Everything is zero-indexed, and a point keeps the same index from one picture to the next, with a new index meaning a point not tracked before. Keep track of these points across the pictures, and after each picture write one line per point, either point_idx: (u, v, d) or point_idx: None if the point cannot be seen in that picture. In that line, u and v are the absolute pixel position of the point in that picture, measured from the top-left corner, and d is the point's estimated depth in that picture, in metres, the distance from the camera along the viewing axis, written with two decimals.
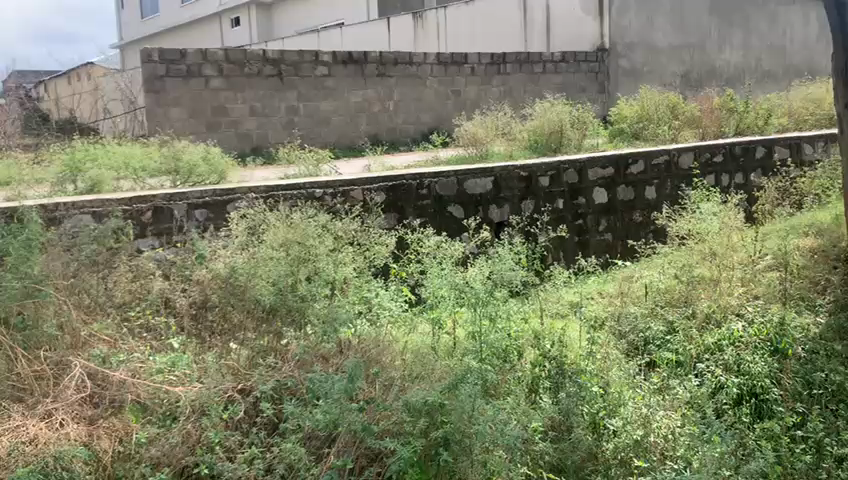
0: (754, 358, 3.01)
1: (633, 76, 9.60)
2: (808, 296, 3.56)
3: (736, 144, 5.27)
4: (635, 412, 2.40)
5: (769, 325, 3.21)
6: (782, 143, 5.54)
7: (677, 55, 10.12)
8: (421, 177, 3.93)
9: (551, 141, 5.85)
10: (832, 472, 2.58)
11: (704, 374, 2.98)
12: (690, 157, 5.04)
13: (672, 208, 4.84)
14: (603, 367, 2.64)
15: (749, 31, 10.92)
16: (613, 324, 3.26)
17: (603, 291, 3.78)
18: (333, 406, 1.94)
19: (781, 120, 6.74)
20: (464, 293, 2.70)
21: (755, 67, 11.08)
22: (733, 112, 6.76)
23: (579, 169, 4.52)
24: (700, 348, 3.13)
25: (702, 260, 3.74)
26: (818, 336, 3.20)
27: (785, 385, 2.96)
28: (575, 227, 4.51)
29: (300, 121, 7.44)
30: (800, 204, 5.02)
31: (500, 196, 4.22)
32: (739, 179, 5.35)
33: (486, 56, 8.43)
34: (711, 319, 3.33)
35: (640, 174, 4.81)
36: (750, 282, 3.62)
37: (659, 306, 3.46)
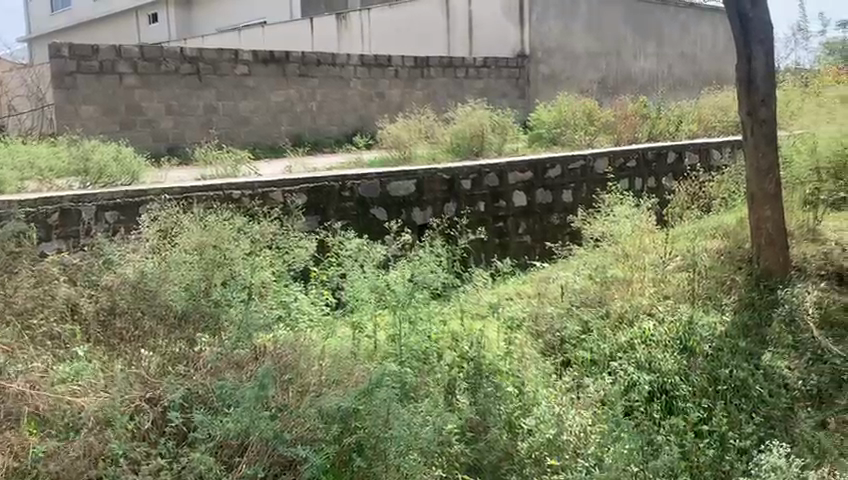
0: (664, 356, 3.12)
1: (552, 82, 9.81)
2: (715, 295, 3.73)
3: (649, 149, 5.46)
4: (549, 411, 2.46)
5: (678, 324, 3.34)
6: (692, 148, 5.79)
7: (594, 62, 10.39)
8: (344, 179, 3.90)
9: (473, 144, 5.91)
10: (734, 464, 2.72)
11: (616, 373, 3.05)
12: (604, 162, 5.18)
13: (587, 211, 4.97)
14: (519, 367, 2.68)
15: (662, 39, 11.35)
16: (531, 324, 3.32)
17: (521, 291, 3.83)
18: (245, 413, 1.94)
19: (692, 127, 7.03)
20: (385, 297, 2.73)
21: (668, 73, 11.52)
22: (647, 118, 7.01)
23: (499, 172, 4.59)
24: (616, 346, 3.20)
25: (615, 262, 3.88)
26: (724, 335, 3.38)
27: (693, 382, 3.08)
28: (495, 230, 4.57)
29: (218, 120, 7.26)
30: (707, 207, 5.25)
31: (422, 199, 4.24)
32: (652, 183, 5.53)
33: (409, 60, 8.45)
34: (625, 319, 3.43)
35: (557, 178, 4.92)
36: (662, 282, 3.77)
37: (576, 306, 3.52)
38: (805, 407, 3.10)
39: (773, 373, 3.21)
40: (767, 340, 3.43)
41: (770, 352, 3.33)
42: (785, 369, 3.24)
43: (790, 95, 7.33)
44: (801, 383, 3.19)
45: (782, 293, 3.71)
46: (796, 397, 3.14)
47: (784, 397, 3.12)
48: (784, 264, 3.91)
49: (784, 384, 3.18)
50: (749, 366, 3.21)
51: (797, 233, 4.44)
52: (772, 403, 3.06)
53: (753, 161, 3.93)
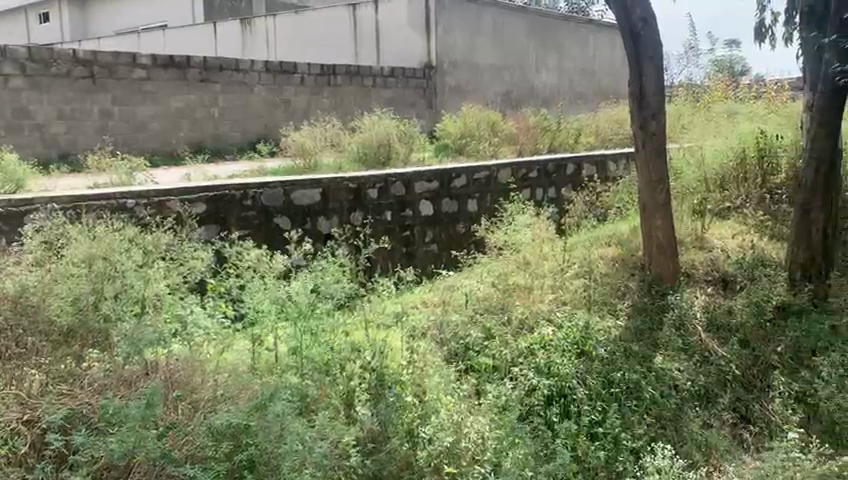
0: (562, 361, 3.20)
1: (457, 93, 9.95)
2: (610, 301, 3.89)
3: (549, 161, 5.62)
4: (447, 418, 2.49)
5: (576, 328, 3.45)
6: (589, 161, 6.01)
7: (498, 74, 10.62)
8: (245, 187, 3.83)
9: (379, 153, 5.93)
10: (627, 465, 2.85)
11: (517, 378, 3.12)
12: (507, 172, 5.31)
13: (491, 221, 5.07)
14: (421, 375, 2.71)
15: (562, 54, 11.71)
16: (435, 332, 3.35)
17: (426, 299, 3.86)
18: (129, 434, 1.86)
19: (590, 139, 7.29)
20: (286, 308, 2.69)
21: (568, 88, 11.91)
22: (547, 130, 7.22)
23: (405, 182, 4.62)
24: (516, 352, 3.27)
25: (517, 270, 3.99)
26: (618, 338, 3.53)
27: (589, 384, 3.17)
28: (402, 238, 4.59)
29: (114, 126, 6.97)
30: (604, 216, 5.46)
31: (328, 208, 4.21)
32: (552, 193, 5.70)
33: (316, 67, 8.38)
34: (526, 324, 3.52)
35: (462, 188, 5.00)
36: (561, 289, 3.88)
37: (479, 313, 3.58)
38: (692, 406, 3.28)
39: (664, 375, 3.36)
40: (658, 343, 3.60)
41: (661, 356, 3.48)
42: (676, 370, 3.40)
43: (680, 109, 7.71)
44: (689, 383, 3.36)
45: (672, 299, 3.91)
46: (685, 397, 3.30)
47: (674, 398, 3.27)
48: (674, 271, 4.12)
49: (673, 385, 3.33)
50: (642, 369, 3.35)
51: (686, 241, 4.67)
52: (662, 403, 3.20)
53: (646, 173, 4.11)
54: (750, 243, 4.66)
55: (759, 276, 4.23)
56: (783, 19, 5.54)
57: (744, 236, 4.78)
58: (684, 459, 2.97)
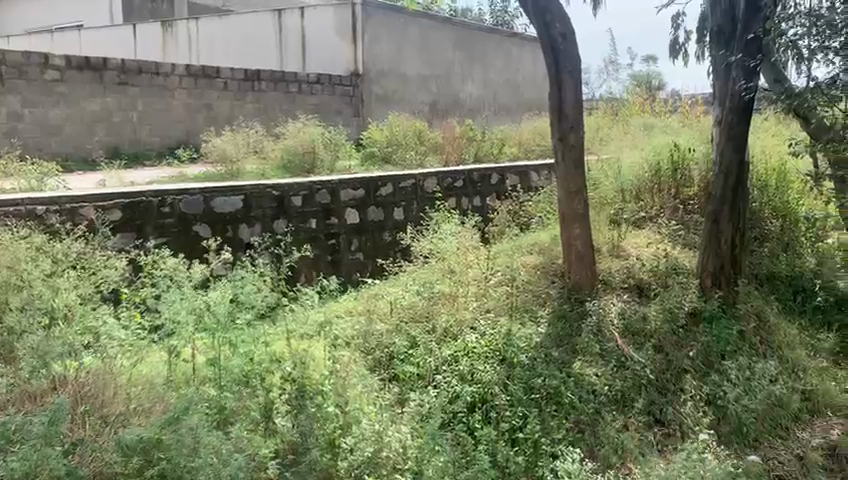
0: (484, 368, 3.27)
1: (384, 102, 9.92)
2: (531, 308, 3.96)
3: (474, 171, 5.69)
4: (368, 428, 2.48)
5: (496, 337, 3.52)
6: (513, 171, 6.12)
7: (425, 84, 10.68)
8: (164, 194, 3.73)
9: (304, 160, 5.88)
10: (539, 466, 2.91)
11: (441, 385, 3.15)
12: (434, 181, 5.35)
13: (417, 229, 5.09)
14: (342, 387, 2.65)
15: (487, 66, 11.87)
16: (359, 341, 3.32)
17: (350, 308, 3.84)
18: (31, 452, 1.80)
19: (514, 150, 7.44)
20: (204, 318, 2.60)
21: (493, 99, 12.07)
22: (473, 140, 7.32)
23: (331, 190, 4.59)
24: (441, 360, 3.30)
25: (442, 278, 4.04)
26: (538, 345, 3.60)
27: (511, 390, 3.23)
28: (327, 247, 4.57)
29: (24, 129, 6.65)
30: (527, 226, 5.57)
31: (251, 216, 4.14)
32: (477, 202, 5.78)
33: (239, 71, 8.18)
34: (450, 333, 3.55)
35: (389, 196, 5.00)
36: (484, 296, 3.94)
37: (404, 322, 3.59)
38: (610, 410, 3.36)
39: (583, 380, 3.44)
40: (578, 349, 3.69)
41: (579, 361, 3.58)
42: (593, 375, 3.49)
43: (599, 122, 7.95)
44: (607, 388, 3.45)
45: (591, 306, 4.02)
46: (604, 401, 3.38)
47: (592, 402, 3.35)
48: (592, 278, 4.23)
49: (592, 390, 3.41)
50: (562, 374, 3.42)
51: (604, 249, 4.82)
52: (582, 408, 3.28)
53: (566, 184, 4.22)
54: (664, 251, 4.84)
55: (672, 284, 4.40)
56: (695, 38, 5.79)
57: (658, 245, 4.97)
58: (597, 462, 3.06)
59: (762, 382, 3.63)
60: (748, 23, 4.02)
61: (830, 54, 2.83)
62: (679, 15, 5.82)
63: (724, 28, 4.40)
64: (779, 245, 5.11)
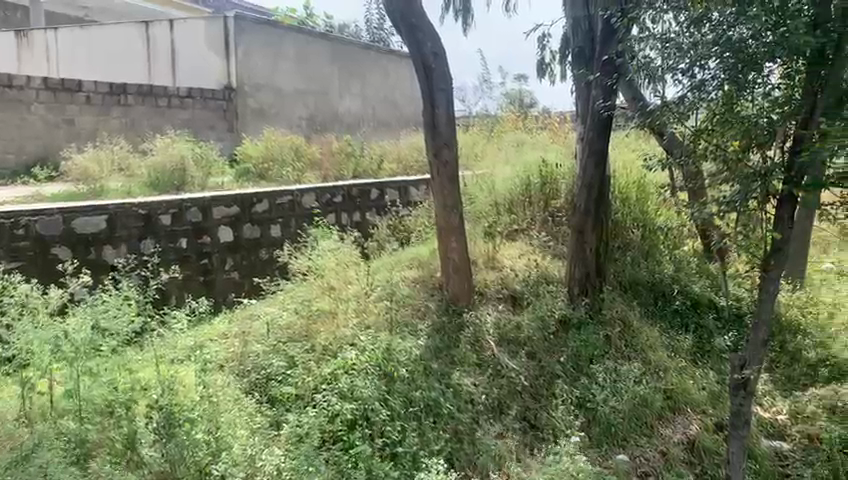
0: (365, 383, 3.20)
1: (260, 118, 9.24)
2: (411, 323, 3.97)
3: (353, 186, 5.66)
4: (240, 454, 2.43)
5: (377, 351, 3.47)
6: (392, 186, 6.12)
7: (302, 99, 10.06)
8: (17, 215, 3.50)
9: (174, 177, 5.67)
10: (406, 469, 2.96)
11: (320, 404, 3.10)
12: (312, 197, 5.27)
13: (294, 247, 5.00)
14: (212, 413, 2.53)
15: (366, 82, 11.40)
16: (235, 363, 3.34)
17: (225, 331, 3.70)
18: None
19: (392, 166, 7.47)
20: (62, 347, 2.49)
21: (371, 115, 11.64)
22: (352, 156, 7.29)
23: (202, 207, 4.43)
24: (319, 379, 3.27)
25: (321, 295, 4.00)
26: (418, 358, 3.60)
27: (390, 405, 3.21)
28: (199, 267, 4.42)
29: None
30: (406, 240, 5.65)
31: (115, 236, 3.94)
32: (357, 218, 5.75)
33: (104, 85, 7.41)
34: (330, 350, 3.51)
35: (265, 213, 4.89)
36: (363, 312, 3.94)
37: (281, 341, 3.55)
38: (486, 418, 3.46)
39: (461, 390, 3.51)
40: (456, 360, 3.75)
41: (457, 371, 3.64)
42: (470, 384, 3.57)
43: (475, 138, 8.13)
44: (484, 397, 3.54)
45: (467, 317, 4.11)
46: (480, 410, 3.48)
47: (470, 411, 3.43)
48: (469, 291, 4.32)
49: (470, 399, 3.50)
50: (441, 385, 3.48)
51: (480, 261, 4.93)
52: (459, 417, 3.35)
53: (443, 197, 4.29)
54: (535, 261, 5.01)
55: (543, 293, 4.57)
56: (560, 58, 6.08)
57: (530, 256, 5.14)
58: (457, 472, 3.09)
59: (627, 384, 3.83)
60: (605, 45, 4.25)
61: (678, 75, 3.05)
62: (545, 36, 6.09)
63: (583, 49, 4.65)
64: (640, 253, 5.42)
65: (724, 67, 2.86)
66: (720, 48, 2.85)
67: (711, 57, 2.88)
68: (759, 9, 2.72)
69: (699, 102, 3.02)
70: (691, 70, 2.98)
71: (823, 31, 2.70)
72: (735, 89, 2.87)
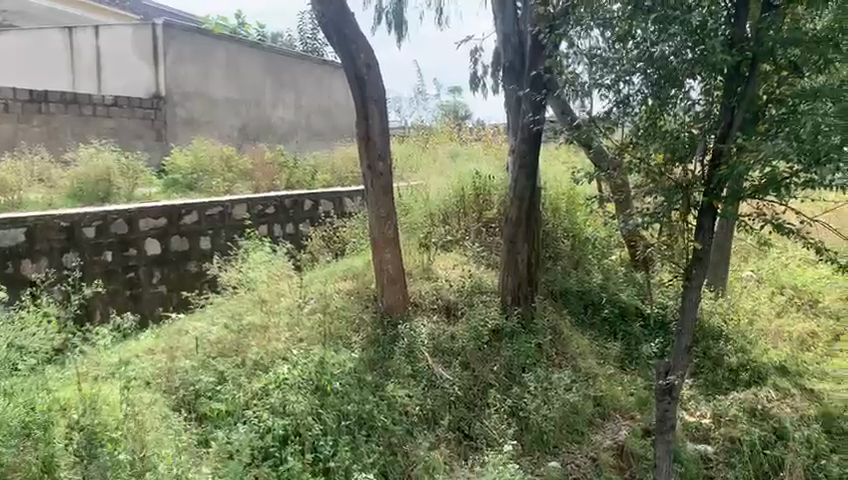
0: (297, 398, 3.19)
1: (190, 127, 9.00)
2: (345, 335, 3.95)
3: (286, 197, 5.59)
4: (166, 474, 2.39)
5: (310, 365, 3.46)
6: (326, 197, 6.06)
7: (233, 108, 9.90)
8: None
9: (98, 188, 5.50)
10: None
11: (251, 420, 3.06)
12: (243, 208, 5.17)
13: (225, 259, 4.90)
14: (142, 441, 2.49)
15: (300, 91, 11.27)
16: (161, 380, 3.22)
17: (151, 346, 3.61)
18: None
19: (326, 177, 7.42)
20: None
21: (305, 124, 11.51)
22: (285, 167, 7.22)
23: (128, 219, 4.30)
24: (250, 395, 3.22)
25: (252, 309, 3.95)
26: (353, 370, 3.57)
27: (323, 419, 3.19)
28: (125, 281, 4.29)
29: None
30: (341, 251, 5.61)
31: (35, 249, 3.81)
32: (290, 229, 5.68)
33: (23, 91, 6.89)
34: (261, 365, 3.48)
35: (194, 225, 4.77)
36: (295, 326, 3.91)
37: (211, 357, 3.48)
38: (421, 429, 3.45)
39: (395, 402, 3.48)
40: (390, 372, 3.74)
41: (392, 383, 3.61)
42: (405, 396, 3.53)
43: (410, 148, 8.15)
44: (418, 407, 3.53)
45: (402, 329, 4.08)
46: (415, 421, 3.47)
47: (405, 422, 3.41)
48: (404, 302, 4.33)
49: (404, 410, 3.47)
50: (375, 397, 3.45)
51: (414, 272, 4.94)
52: (394, 429, 3.32)
53: (378, 208, 4.28)
54: (469, 272, 5.05)
55: (477, 302, 4.62)
56: (491, 72, 6.18)
57: (464, 266, 5.18)
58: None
59: (557, 391, 3.89)
60: (534, 60, 4.33)
61: (604, 90, 3.12)
62: (477, 50, 6.18)
63: (514, 63, 4.71)
64: (570, 263, 5.53)
65: (647, 82, 2.96)
66: (644, 64, 2.91)
67: (635, 73, 2.96)
68: (680, 28, 2.78)
69: (625, 116, 3.11)
70: (617, 85, 3.04)
71: (737, 50, 2.82)
72: (658, 104, 2.99)
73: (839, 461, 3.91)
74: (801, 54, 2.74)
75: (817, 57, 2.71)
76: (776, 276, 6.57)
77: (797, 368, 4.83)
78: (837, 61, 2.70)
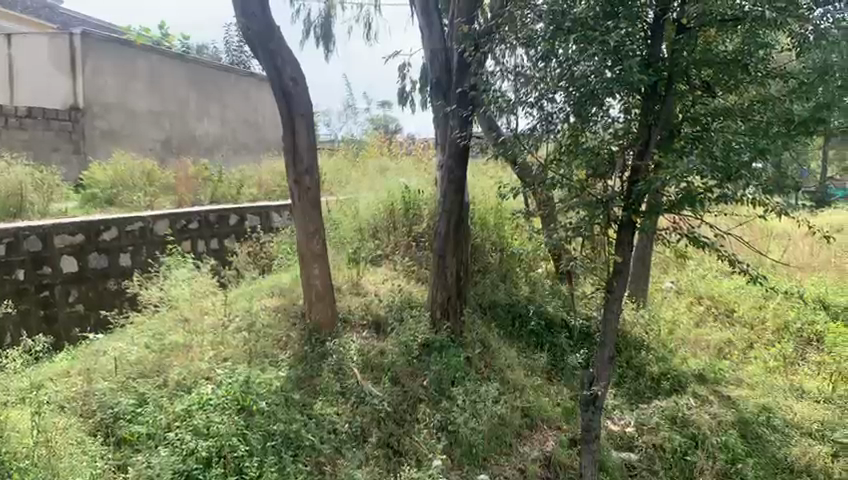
0: (221, 419, 3.10)
1: (110, 139, 8.65)
2: (271, 353, 3.87)
3: (211, 212, 5.46)
4: None
5: (235, 385, 3.37)
6: (253, 211, 5.96)
7: (156, 120, 9.60)
8: None
9: (10, 203, 5.24)
10: None
11: (173, 443, 2.97)
12: (165, 224, 5.03)
13: (147, 276, 4.73)
14: (52, 469, 2.47)
15: (225, 104, 11.07)
16: (76, 404, 3.13)
17: (66, 370, 3.46)
18: None
19: (253, 191, 7.30)
20: None
21: (231, 137, 11.30)
22: (209, 181, 7.06)
23: (42, 236, 4.13)
24: (172, 417, 3.12)
25: (175, 329, 3.85)
26: (279, 389, 3.51)
27: (249, 440, 3.10)
28: (38, 300, 4.11)
29: None
30: (268, 268, 5.52)
31: None
32: (214, 245, 5.55)
33: None
34: (183, 385, 3.37)
35: (113, 241, 4.60)
36: (220, 345, 3.82)
37: (132, 378, 3.36)
38: (350, 447, 3.41)
39: (324, 420, 3.46)
40: (319, 389, 3.69)
41: (320, 401, 3.58)
42: (333, 414, 3.52)
43: (338, 163, 8.11)
44: (347, 425, 3.50)
45: (331, 346, 4.04)
46: (344, 439, 3.43)
47: (333, 441, 3.38)
48: (332, 319, 4.29)
49: (333, 428, 3.45)
50: (303, 416, 3.41)
51: (344, 287, 4.90)
52: (321, 448, 3.29)
53: (304, 222, 4.23)
54: (399, 286, 5.04)
55: (407, 317, 4.60)
56: (420, 87, 6.23)
57: (393, 281, 5.16)
58: None
59: (486, 404, 3.93)
60: (461, 78, 4.39)
61: (527, 107, 3.17)
62: (405, 66, 6.23)
63: (441, 80, 4.74)
64: (498, 276, 5.61)
65: (571, 100, 2.98)
66: (565, 83, 2.94)
67: (558, 90, 3.00)
68: (598, 47, 2.82)
69: (547, 134, 3.17)
70: (540, 102, 3.10)
71: (654, 70, 2.91)
72: (580, 121, 3.04)
73: (754, 464, 4.04)
74: (713, 75, 2.96)
75: (727, 78, 2.95)
76: (694, 287, 6.82)
77: (715, 375, 5.00)
78: (746, 82, 2.94)
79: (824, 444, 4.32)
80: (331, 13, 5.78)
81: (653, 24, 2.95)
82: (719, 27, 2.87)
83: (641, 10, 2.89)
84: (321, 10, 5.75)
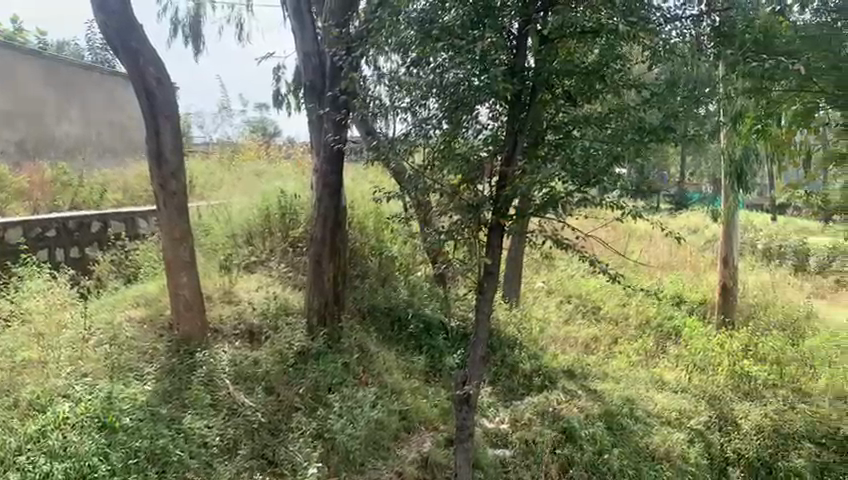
0: (79, 438, 2.95)
1: None
2: (136, 366, 3.68)
3: (69, 218, 5.14)
4: None
5: (94, 402, 3.20)
6: (116, 217, 5.65)
7: (7, 119, 8.91)
8: None
9: None
10: None
11: (25, 468, 2.78)
12: (17, 231, 4.68)
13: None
14: None
15: (88, 104, 10.41)
16: None
17: None
18: None
19: (116, 196, 6.92)
20: None
21: (96, 140, 10.59)
22: (67, 186, 6.65)
23: None
24: (24, 438, 2.92)
25: (27, 346, 3.59)
26: (144, 404, 3.35)
27: (111, 458, 2.94)
28: None
29: None
30: (134, 276, 5.27)
31: None
32: (74, 253, 5.20)
33: None
34: (36, 404, 3.16)
35: None
36: (78, 359, 3.59)
37: None
38: (221, 460, 3.29)
39: (193, 434, 3.30)
40: (187, 403, 3.53)
41: (189, 414, 3.42)
42: (203, 427, 3.37)
43: (210, 167, 7.85)
44: (218, 438, 3.37)
45: (200, 357, 3.88)
46: (215, 453, 3.30)
47: (203, 455, 3.23)
48: (201, 328, 4.12)
49: (203, 442, 3.30)
50: (171, 431, 3.24)
51: (215, 295, 4.75)
52: (190, 463, 3.13)
53: (168, 229, 4.05)
54: (274, 293, 4.91)
55: (282, 325, 4.50)
56: (294, 89, 6.15)
57: (268, 288, 5.03)
58: None
59: (362, 409, 3.92)
60: (334, 81, 4.37)
61: (402, 112, 3.21)
62: (280, 68, 6.13)
63: (315, 82, 4.70)
64: (376, 280, 5.61)
65: (442, 107, 3.07)
66: (437, 90, 3.04)
67: (430, 97, 3.07)
68: (467, 57, 2.90)
69: (417, 141, 3.21)
70: (413, 108, 3.16)
71: (519, 79, 2.99)
72: (452, 128, 3.10)
73: (619, 454, 4.26)
74: (574, 84, 3.04)
75: (587, 87, 3.05)
76: (564, 286, 7.11)
77: (582, 371, 5.23)
78: (604, 91, 3.06)
79: (682, 431, 4.61)
80: (200, 12, 5.61)
81: (518, 35, 3.03)
82: (578, 39, 2.93)
83: (506, 21, 2.96)
84: (190, 9, 5.56)
